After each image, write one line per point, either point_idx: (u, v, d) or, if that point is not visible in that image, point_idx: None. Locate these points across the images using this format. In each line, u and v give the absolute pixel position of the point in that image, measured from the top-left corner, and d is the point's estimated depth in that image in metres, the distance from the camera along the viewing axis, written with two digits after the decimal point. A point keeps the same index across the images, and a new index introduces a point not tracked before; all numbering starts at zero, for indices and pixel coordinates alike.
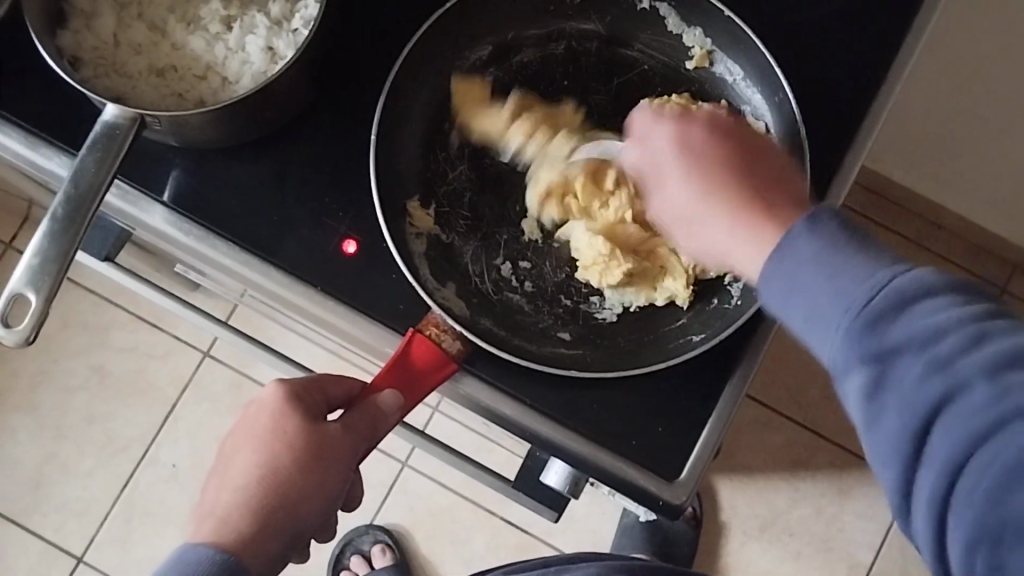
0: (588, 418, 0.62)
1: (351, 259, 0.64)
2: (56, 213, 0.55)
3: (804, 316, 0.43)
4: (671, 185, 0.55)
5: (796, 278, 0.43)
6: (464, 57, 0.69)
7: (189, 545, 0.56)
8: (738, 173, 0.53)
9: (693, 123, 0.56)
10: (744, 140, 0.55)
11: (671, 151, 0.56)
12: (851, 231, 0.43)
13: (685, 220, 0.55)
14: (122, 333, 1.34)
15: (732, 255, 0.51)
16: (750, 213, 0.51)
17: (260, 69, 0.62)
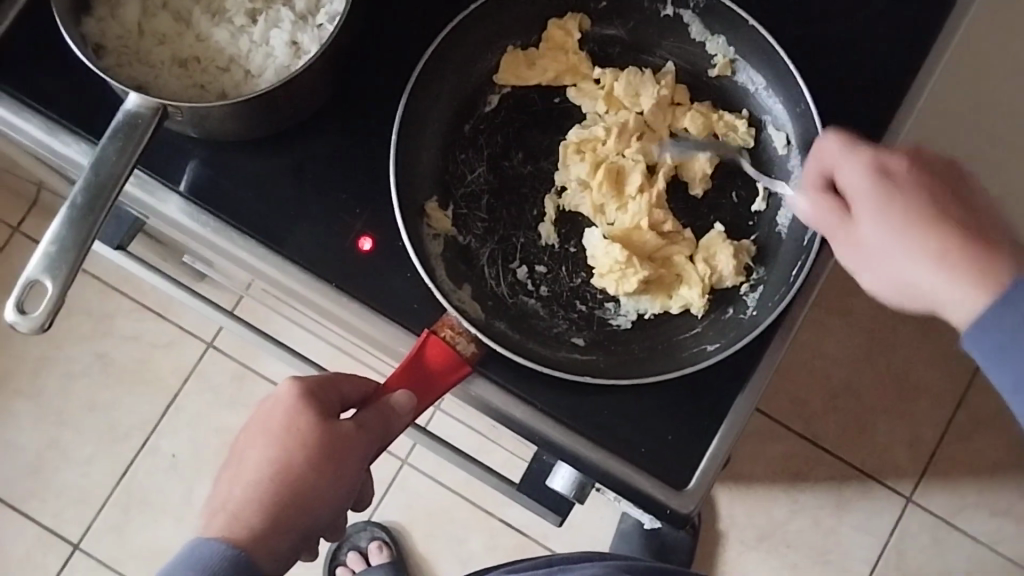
0: (599, 424, 0.62)
1: (366, 256, 0.64)
2: (75, 201, 0.55)
3: (1018, 381, 0.43)
4: (864, 216, 0.54)
5: (1018, 338, 0.42)
6: (487, 59, 0.70)
7: (199, 540, 0.55)
8: (949, 208, 0.52)
9: (900, 157, 0.54)
10: (952, 176, 0.54)
11: (869, 181, 0.54)
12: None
13: (874, 259, 0.53)
14: (126, 321, 1.34)
15: (936, 301, 0.50)
16: (965, 253, 0.49)
17: (283, 63, 0.62)
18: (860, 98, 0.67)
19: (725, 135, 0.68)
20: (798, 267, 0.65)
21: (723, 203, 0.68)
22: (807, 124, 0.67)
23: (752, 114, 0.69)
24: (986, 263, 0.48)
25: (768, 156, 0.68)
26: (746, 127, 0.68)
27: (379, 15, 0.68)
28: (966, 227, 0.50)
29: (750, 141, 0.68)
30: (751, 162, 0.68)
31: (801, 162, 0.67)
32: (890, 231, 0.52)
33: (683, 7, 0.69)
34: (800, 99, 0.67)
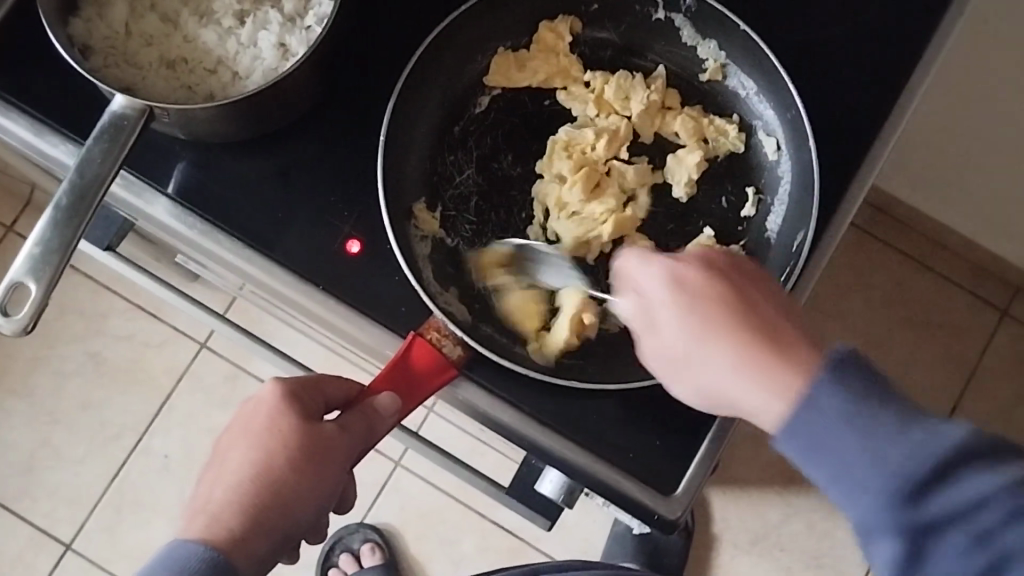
0: (586, 428, 0.62)
1: (354, 258, 0.64)
2: (61, 202, 0.55)
3: (836, 478, 0.45)
4: (668, 325, 0.53)
5: (823, 442, 0.45)
6: (477, 61, 0.70)
7: (180, 541, 0.56)
8: (746, 313, 0.52)
9: (689, 268, 0.54)
10: (740, 274, 0.54)
11: (668, 292, 0.53)
12: (873, 390, 0.45)
13: (685, 367, 0.53)
14: (120, 321, 1.34)
15: (751, 411, 0.50)
16: (777, 365, 0.49)
17: (271, 65, 0.62)
18: (851, 103, 0.67)
19: (715, 139, 0.68)
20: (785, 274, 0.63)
21: (711, 207, 0.67)
22: (797, 129, 0.66)
23: (743, 119, 0.69)
24: (796, 368, 0.49)
25: (758, 161, 0.68)
26: (735, 133, 0.68)
27: (369, 18, 0.68)
28: (763, 332, 0.51)
29: (740, 146, 0.68)
30: (741, 167, 0.68)
31: (790, 167, 0.66)
32: (699, 340, 0.52)
33: (675, 11, 0.69)
34: (790, 104, 0.67)
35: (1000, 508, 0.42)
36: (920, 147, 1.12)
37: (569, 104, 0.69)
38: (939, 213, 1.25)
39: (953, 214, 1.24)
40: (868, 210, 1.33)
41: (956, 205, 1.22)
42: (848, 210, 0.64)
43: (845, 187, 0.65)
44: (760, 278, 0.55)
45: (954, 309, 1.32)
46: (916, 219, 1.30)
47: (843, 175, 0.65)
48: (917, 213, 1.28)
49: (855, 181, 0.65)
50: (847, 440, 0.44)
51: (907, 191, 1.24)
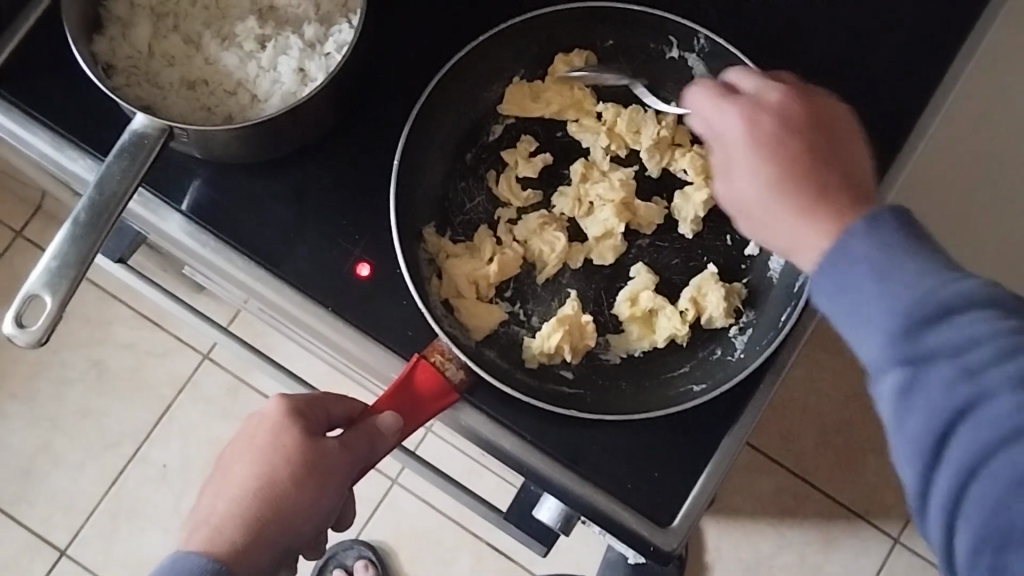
0: (586, 458, 0.62)
1: (363, 282, 0.65)
2: (79, 218, 0.56)
3: (844, 312, 0.45)
4: (740, 174, 0.56)
5: (847, 276, 0.45)
6: (491, 91, 0.70)
7: (182, 553, 0.57)
8: (810, 165, 0.54)
9: (776, 107, 0.57)
10: (815, 125, 0.56)
11: (743, 138, 0.56)
12: (909, 228, 0.44)
13: (745, 208, 0.56)
14: (124, 329, 1.35)
15: (795, 253, 0.52)
16: (829, 207, 0.52)
17: (290, 89, 0.63)
18: None
19: None
20: (787, 313, 0.66)
21: (716, 244, 0.68)
22: None
23: None
24: (841, 217, 0.51)
25: None
26: None
27: (387, 45, 0.69)
28: (823, 185, 0.53)
29: None
30: None
31: None
32: (763, 188, 0.55)
33: (689, 50, 0.70)
34: None
35: (999, 351, 0.40)
36: None
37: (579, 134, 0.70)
38: None
39: None
40: None
41: None
42: None
43: None
44: (843, 131, 0.57)
45: None
46: None
47: None
48: None
49: None
50: (866, 277, 0.44)
51: None
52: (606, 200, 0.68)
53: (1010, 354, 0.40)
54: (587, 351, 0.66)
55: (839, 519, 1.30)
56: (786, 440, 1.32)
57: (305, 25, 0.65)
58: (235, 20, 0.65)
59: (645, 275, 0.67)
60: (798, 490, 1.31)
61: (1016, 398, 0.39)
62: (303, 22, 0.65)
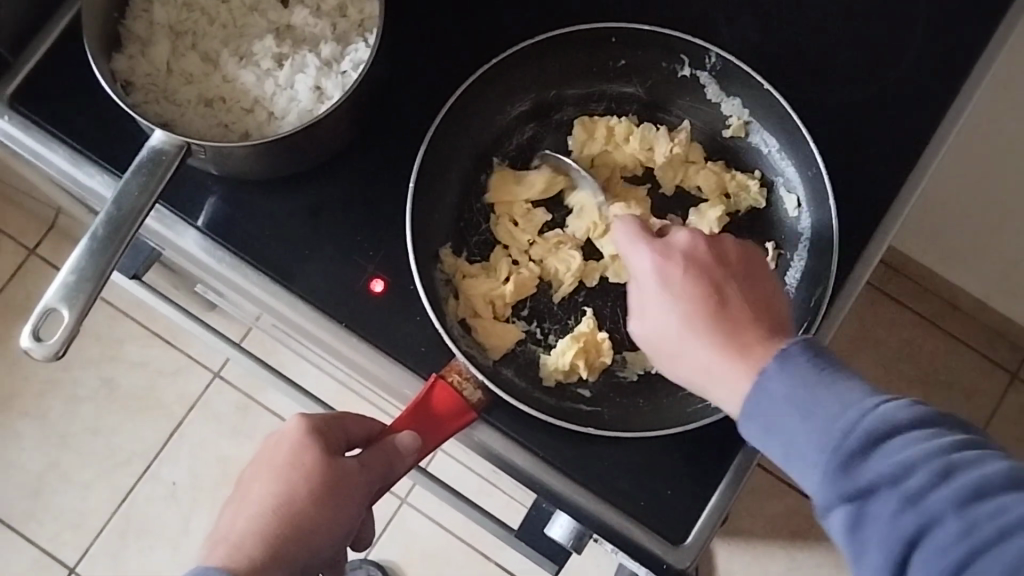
0: (599, 475, 0.62)
1: (377, 298, 0.65)
2: (96, 233, 0.56)
3: (785, 457, 0.47)
4: (652, 311, 0.56)
5: (772, 420, 0.47)
6: (507, 112, 0.70)
7: (200, 568, 0.55)
8: (721, 308, 0.54)
9: (689, 248, 0.57)
10: (726, 266, 0.57)
11: (653, 281, 0.57)
12: (819, 366, 0.47)
13: (659, 346, 0.56)
14: (136, 347, 1.35)
15: (707, 387, 0.53)
16: (730, 344, 0.52)
17: (306, 107, 0.64)
18: (871, 166, 0.68)
19: (736, 194, 0.69)
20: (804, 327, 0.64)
21: None
22: (819, 186, 0.67)
23: (765, 175, 0.70)
24: (753, 354, 0.51)
25: (779, 217, 0.69)
26: (758, 187, 0.69)
27: (402, 64, 0.70)
28: (729, 326, 0.53)
29: (761, 201, 0.69)
30: (762, 224, 0.69)
31: (812, 223, 0.67)
32: (676, 327, 0.55)
33: (700, 69, 0.70)
34: (812, 162, 0.67)
35: (933, 471, 0.40)
36: (937, 207, 1.13)
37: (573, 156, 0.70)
38: (952, 275, 1.26)
39: (966, 275, 1.25)
40: (882, 268, 1.33)
41: (970, 266, 1.22)
42: (860, 277, 0.65)
43: (863, 245, 0.66)
44: (758, 270, 0.57)
45: (964, 371, 1.32)
46: (930, 278, 1.30)
47: (859, 240, 0.66)
48: (930, 273, 1.29)
49: (874, 239, 0.66)
50: (793, 418, 0.46)
51: (922, 252, 1.25)
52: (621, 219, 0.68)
53: (942, 473, 0.40)
54: (604, 368, 0.66)
55: None
56: None
57: (322, 44, 0.65)
58: (252, 39, 0.66)
59: None
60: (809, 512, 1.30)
61: (960, 518, 0.39)
62: (319, 41, 0.66)
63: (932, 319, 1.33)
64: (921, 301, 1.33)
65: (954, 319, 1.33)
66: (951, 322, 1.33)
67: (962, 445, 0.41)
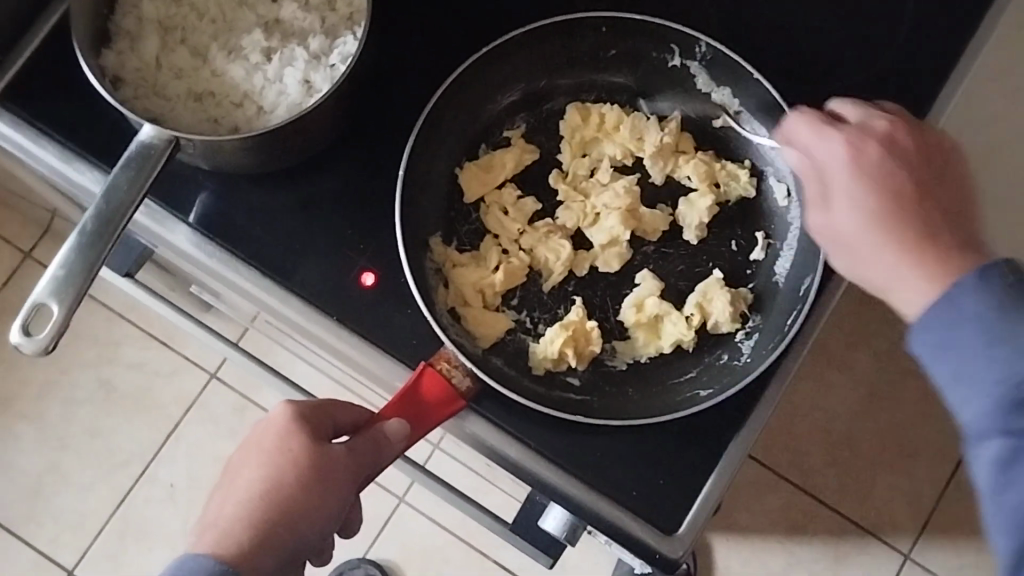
0: (592, 465, 0.62)
1: (368, 291, 0.65)
2: (86, 228, 0.56)
3: (953, 374, 0.47)
4: (840, 207, 0.58)
5: (950, 332, 0.47)
6: (496, 101, 0.71)
7: (189, 554, 0.56)
8: (913, 205, 0.56)
9: (899, 139, 0.59)
10: (930, 167, 0.59)
11: (846, 166, 0.58)
12: (1019, 292, 0.47)
13: (838, 240, 0.58)
14: (132, 349, 1.35)
15: (890, 288, 0.54)
16: (927, 250, 0.54)
17: (295, 100, 0.64)
18: None
19: (727, 184, 0.69)
20: (792, 316, 0.65)
21: (720, 249, 0.68)
22: None
23: (754, 165, 0.70)
24: (939, 256, 0.53)
25: (768, 207, 0.69)
26: (747, 177, 0.69)
27: (391, 58, 0.70)
28: (932, 224, 0.55)
29: (751, 191, 0.69)
30: (752, 214, 0.69)
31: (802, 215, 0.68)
32: (862, 222, 0.57)
33: (691, 59, 0.70)
34: None
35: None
36: None
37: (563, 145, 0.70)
38: None
39: None
40: None
41: None
42: None
43: None
44: (945, 175, 0.59)
45: None
46: None
47: None
48: None
49: None
50: (976, 338, 0.46)
51: None
52: (611, 209, 0.69)
53: None
54: (593, 358, 0.66)
55: (848, 536, 1.29)
56: (793, 456, 1.32)
57: (310, 37, 0.66)
58: (241, 33, 0.66)
59: (650, 281, 0.67)
60: (806, 507, 1.30)
61: None
62: (307, 34, 0.66)
63: None
64: None
65: None
66: None
67: None
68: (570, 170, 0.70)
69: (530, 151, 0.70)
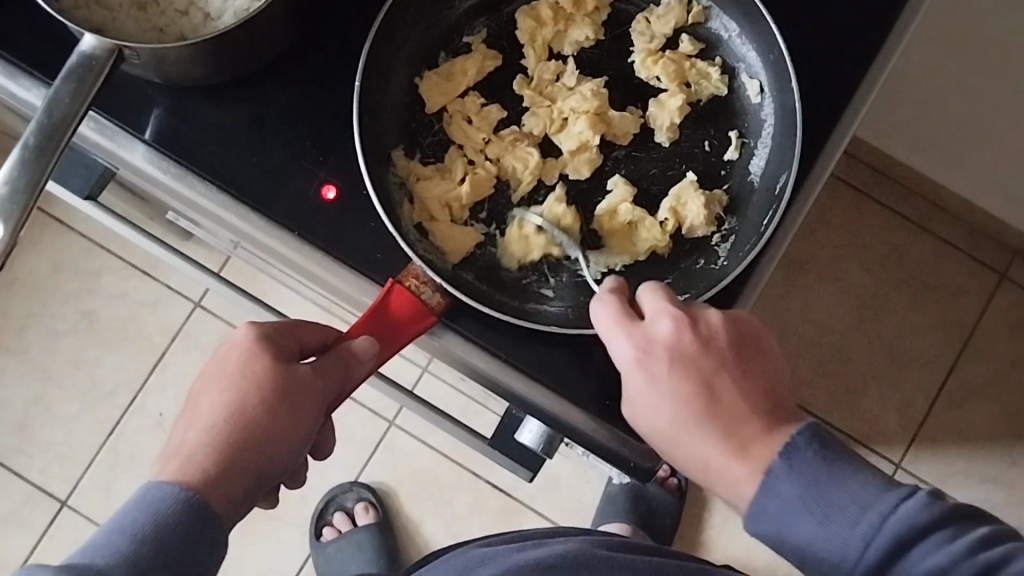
0: (565, 377, 0.61)
1: (330, 205, 0.63)
2: (28, 142, 0.54)
3: (807, 552, 0.49)
4: (643, 407, 0.54)
5: (784, 522, 0.49)
6: (456, 6, 0.68)
7: (151, 482, 0.53)
8: (717, 398, 0.53)
9: (693, 331, 0.54)
10: (728, 343, 0.55)
11: (642, 373, 0.54)
12: (825, 456, 0.49)
13: (646, 433, 0.55)
14: (114, 280, 1.33)
15: (709, 479, 0.53)
16: (737, 450, 0.52)
17: (242, 5, 0.62)
18: (833, 47, 0.65)
19: (697, 83, 0.67)
20: (768, 219, 0.63)
21: (693, 151, 0.66)
22: (780, 70, 0.65)
23: (725, 62, 0.67)
24: (753, 454, 0.51)
25: (741, 104, 0.66)
26: (718, 75, 0.67)
27: None
28: (736, 414, 0.53)
29: (723, 89, 0.67)
30: (724, 112, 0.67)
31: (774, 109, 0.65)
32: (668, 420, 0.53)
33: None
34: (773, 45, 0.65)
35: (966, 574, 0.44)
36: (916, 94, 1.11)
37: (525, 49, 0.67)
38: (937, 172, 1.26)
39: (955, 173, 1.24)
40: (868, 170, 1.35)
41: (955, 160, 1.21)
42: (830, 158, 0.63)
43: (829, 129, 0.64)
44: (751, 343, 0.56)
45: (948, 271, 1.35)
46: (913, 178, 1.32)
47: (824, 125, 0.64)
48: (912, 171, 1.30)
49: (843, 118, 0.64)
50: (808, 517, 0.48)
51: (902, 150, 1.25)
52: (579, 113, 0.65)
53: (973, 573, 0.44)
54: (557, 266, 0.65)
55: None
56: None
57: None
58: None
59: (622, 187, 0.65)
60: None
61: None
62: None
63: (917, 221, 1.35)
64: (907, 202, 1.35)
65: (941, 220, 1.35)
66: (938, 223, 1.35)
67: (983, 543, 0.45)
68: (535, 75, 0.67)
69: (491, 56, 0.67)
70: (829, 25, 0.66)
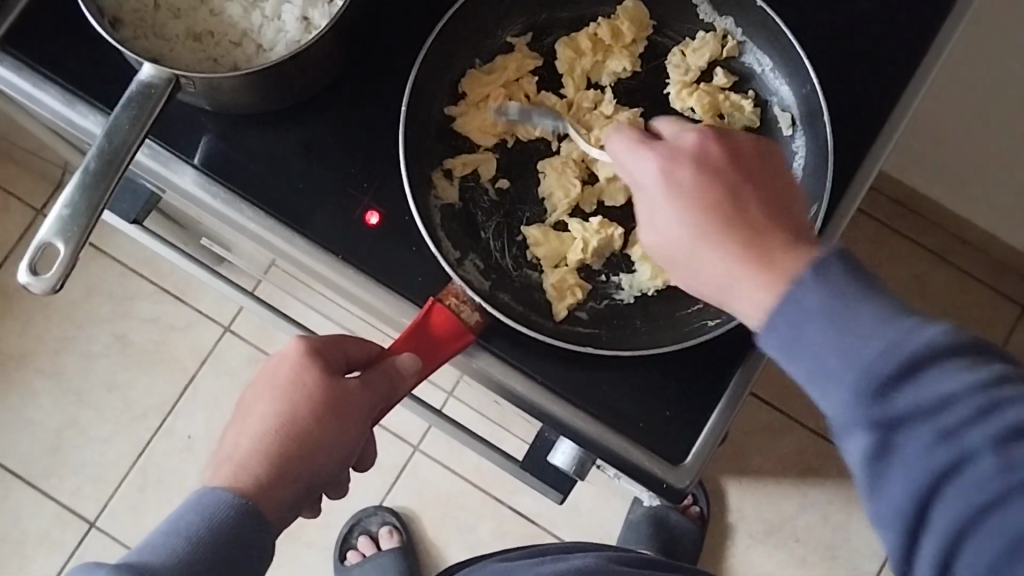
0: (600, 399, 0.63)
1: (373, 229, 0.65)
2: (88, 167, 0.56)
3: (808, 370, 0.45)
4: (663, 222, 0.54)
5: (799, 328, 0.45)
6: (499, 36, 0.71)
7: (207, 490, 0.56)
8: (735, 216, 0.52)
9: (710, 152, 0.55)
10: (750, 167, 0.55)
11: (660, 188, 0.55)
12: (858, 275, 0.45)
13: (673, 258, 0.54)
14: (146, 303, 1.36)
15: (729, 291, 0.51)
16: (757, 255, 0.50)
17: (294, 37, 0.65)
18: (862, 83, 0.68)
19: (730, 115, 0.69)
20: None
21: None
22: (813, 104, 0.67)
23: (759, 95, 0.69)
24: (774, 263, 0.49)
25: (773, 136, 0.68)
26: (751, 107, 0.69)
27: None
28: (759, 228, 0.52)
29: (756, 121, 0.69)
30: None
31: (805, 141, 0.67)
32: (690, 239, 0.53)
33: None
34: (806, 79, 0.67)
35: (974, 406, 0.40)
36: (941, 128, 1.12)
37: (564, 79, 0.70)
38: (959, 206, 1.28)
39: (973, 206, 1.26)
40: (889, 202, 1.37)
41: (977, 194, 1.22)
42: (857, 192, 0.65)
43: (858, 162, 0.66)
44: (775, 169, 0.56)
45: (970, 304, 1.36)
46: (935, 211, 1.33)
47: (853, 158, 0.66)
48: (933, 204, 1.31)
49: (871, 152, 0.66)
50: (826, 329, 0.44)
51: (924, 181, 1.26)
52: None
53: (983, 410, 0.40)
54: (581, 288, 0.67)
55: None
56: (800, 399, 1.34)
57: None
58: None
59: None
60: (818, 449, 1.33)
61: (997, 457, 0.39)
62: None
63: (940, 253, 1.36)
64: (930, 235, 1.36)
65: (964, 253, 1.36)
66: (959, 255, 1.36)
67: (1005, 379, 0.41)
68: (574, 103, 0.69)
69: (530, 83, 0.70)
70: (858, 61, 0.68)
